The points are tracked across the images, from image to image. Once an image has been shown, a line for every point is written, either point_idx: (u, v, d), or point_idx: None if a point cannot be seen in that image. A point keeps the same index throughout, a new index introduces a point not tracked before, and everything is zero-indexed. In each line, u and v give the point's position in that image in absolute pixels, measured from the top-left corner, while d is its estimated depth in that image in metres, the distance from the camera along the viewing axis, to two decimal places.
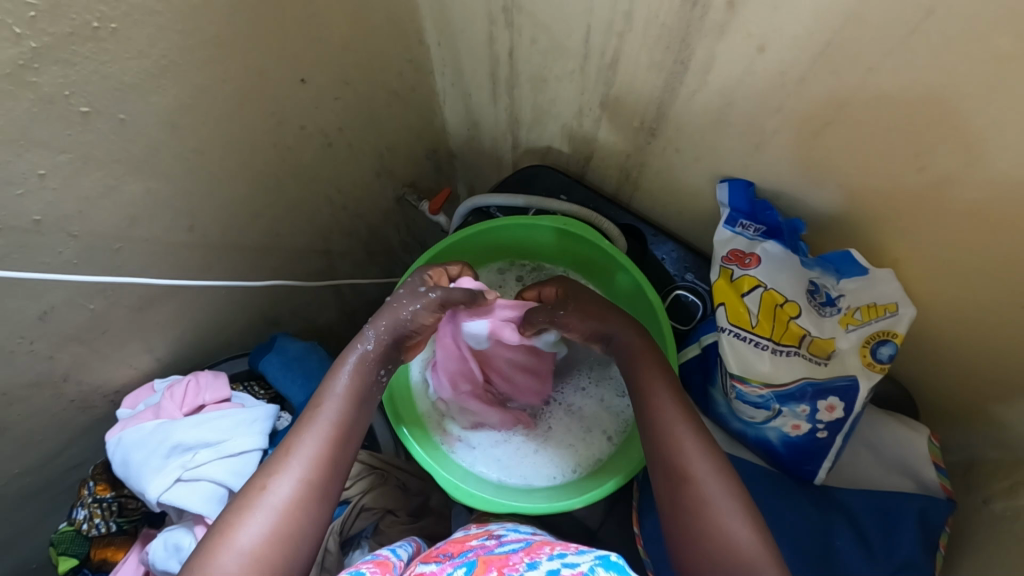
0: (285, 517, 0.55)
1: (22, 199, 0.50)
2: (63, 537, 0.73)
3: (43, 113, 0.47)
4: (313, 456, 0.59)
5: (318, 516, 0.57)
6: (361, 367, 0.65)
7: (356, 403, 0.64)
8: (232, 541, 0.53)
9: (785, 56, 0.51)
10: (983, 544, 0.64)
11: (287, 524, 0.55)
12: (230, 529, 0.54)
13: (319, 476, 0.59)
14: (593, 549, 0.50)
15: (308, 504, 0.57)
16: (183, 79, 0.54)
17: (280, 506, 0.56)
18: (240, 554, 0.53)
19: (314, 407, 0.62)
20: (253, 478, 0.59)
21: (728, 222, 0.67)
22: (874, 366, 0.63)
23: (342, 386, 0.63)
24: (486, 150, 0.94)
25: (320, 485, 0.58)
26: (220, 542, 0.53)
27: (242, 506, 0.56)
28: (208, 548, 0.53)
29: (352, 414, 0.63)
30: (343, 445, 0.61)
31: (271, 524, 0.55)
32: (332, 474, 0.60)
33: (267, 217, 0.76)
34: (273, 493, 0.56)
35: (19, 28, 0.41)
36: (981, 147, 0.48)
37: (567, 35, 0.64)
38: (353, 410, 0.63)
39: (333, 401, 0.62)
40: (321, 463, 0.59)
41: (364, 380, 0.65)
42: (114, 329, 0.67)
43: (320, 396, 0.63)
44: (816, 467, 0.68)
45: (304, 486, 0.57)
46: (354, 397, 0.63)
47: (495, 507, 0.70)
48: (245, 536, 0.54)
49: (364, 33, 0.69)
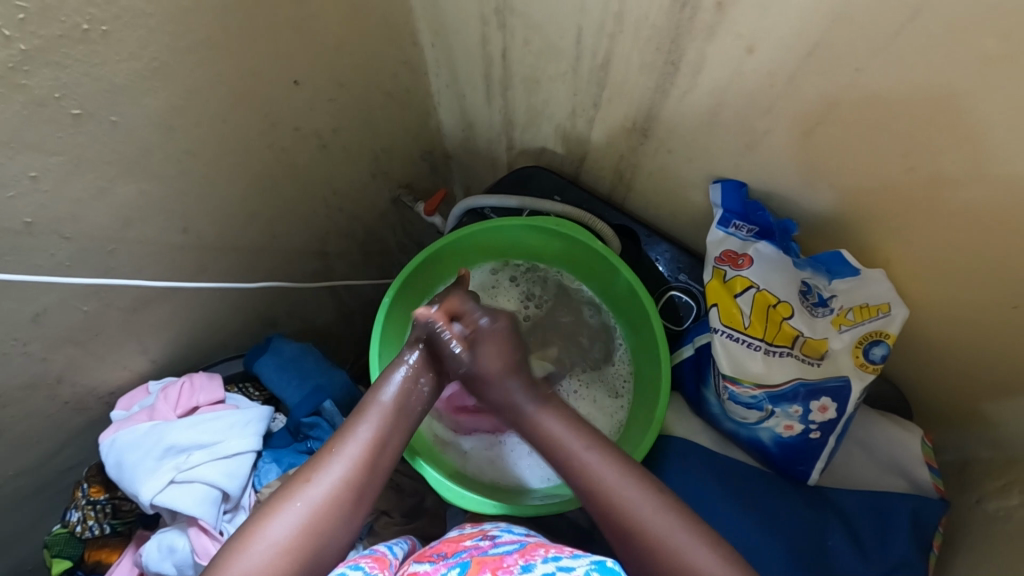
0: (317, 514, 0.57)
1: (13, 201, 0.50)
2: (57, 539, 0.73)
3: (35, 115, 0.47)
4: (354, 458, 0.60)
5: (348, 518, 0.59)
6: (409, 376, 0.66)
7: (400, 411, 0.65)
8: (265, 531, 0.55)
9: (775, 56, 0.51)
10: (977, 543, 0.64)
11: (319, 521, 0.57)
12: (266, 518, 0.56)
13: (357, 478, 0.60)
14: (589, 554, 0.51)
15: (342, 504, 0.59)
16: (175, 81, 0.54)
17: (315, 502, 0.57)
18: (271, 544, 0.55)
19: (361, 411, 0.64)
20: (299, 469, 0.60)
21: (721, 223, 0.67)
22: (867, 367, 0.63)
23: (389, 393, 0.65)
24: (482, 151, 0.94)
25: (356, 487, 0.60)
26: (257, 530, 0.55)
27: (280, 497, 0.58)
28: (244, 533, 0.56)
29: (394, 423, 0.64)
30: (383, 450, 0.62)
31: (303, 519, 0.57)
32: (370, 479, 0.61)
33: (261, 219, 0.76)
34: (312, 488, 0.58)
35: (9, 30, 0.41)
36: (970, 147, 0.48)
37: (560, 36, 0.64)
38: (396, 417, 0.64)
39: (377, 408, 0.64)
40: (360, 466, 0.60)
41: (410, 390, 0.66)
42: (107, 330, 0.67)
43: (368, 400, 0.64)
44: (810, 468, 0.68)
45: (341, 487, 0.59)
46: (397, 406, 0.64)
47: (488, 509, 0.70)
48: (278, 528, 0.56)
49: (358, 34, 0.70)
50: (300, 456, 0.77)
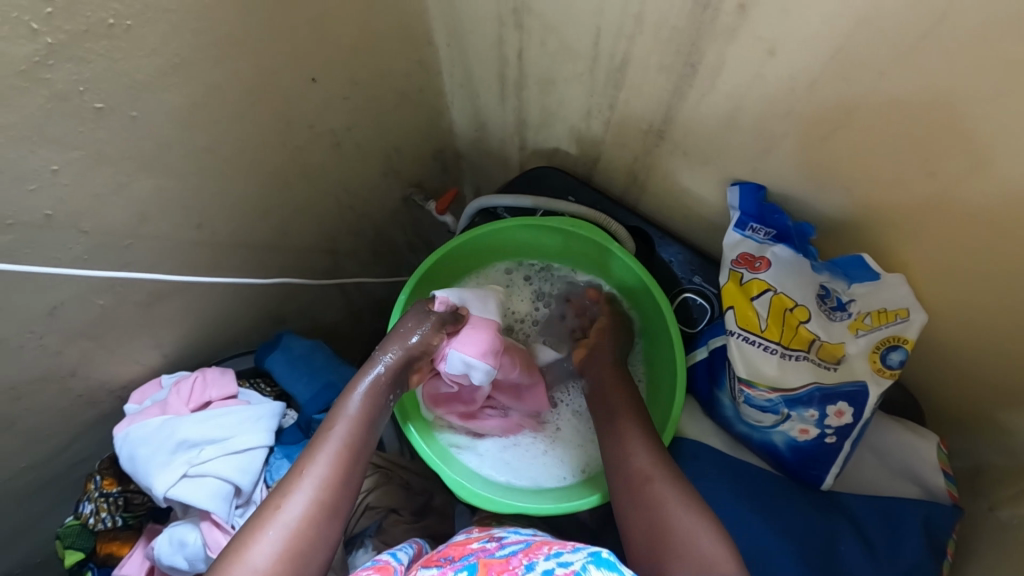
0: (296, 534, 0.57)
1: (33, 194, 0.50)
2: (69, 531, 0.73)
3: (57, 110, 0.47)
4: (324, 476, 0.61)
5: (328, 534, 0.59)
6: (372, 391, 0.68)
7: (367, 424, 0.66)
8: (245, 560, 0.55)
9: (795, 59, 0.51)
10: (988, 550, 0.64)
11: (297, 542, 0.57)
12: (245, 546, 0.56)
13: (330, 496, 0.60)
14: (587, 547, 0.51)
15: (319, 522, 0.59)
16: (196, 76, 0.55)
17: (292, 525, 0.57)
18: (254, 571, 0.54)
19: (326, 429, 0.65)
20: (267, 497, 0.60)
21: (738, 225, 0.67)
22: (885, 372, 0.63)
23: (354, 408, 0.66)
24: (494, 151, 0.94)
25: (331, 503, 0.60)
26: (236, 560, 0.55)
27: (255, 524, 0.57)
28: (223, 566, 0.55)
29: (363, 436, 0.65)
30: (353, 465, 0.63)
31: (283, 542, 0.56)
32: (344, 492, 0.61)
33: (275, 216, 0.76)
34: (285, 511, 0.58)
35: (35, 25, 0.42)
36: (990, 155, 0.48)
37: (577, 38, 0.64)
38: (363, 431, 0.66)
39: (344, 423, 0.65)
40: (332, 483, 0.61)
41: (374, 404, 0.68)
42: (121, 325, 0.67)
43: (331, 419, 0.66)
44: (823, 472, 0.68)
45: (316, 505, 0.59)
46: (364, 419, 0.66)
47: (501, 508, 0.70)
48: (257, 554, 0.55)
49: (375, 33, 0.70)
50: None
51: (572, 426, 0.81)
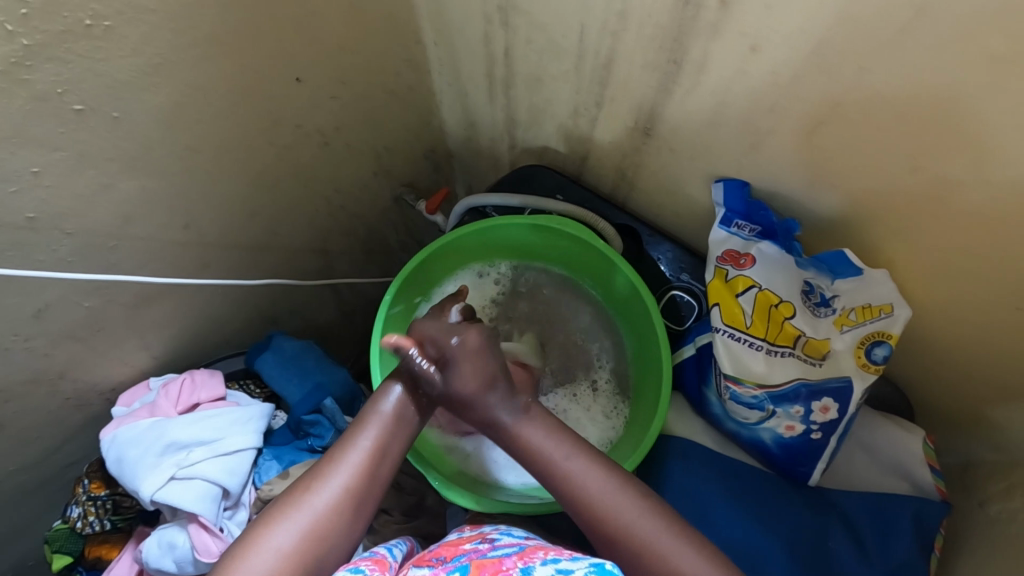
0: (322, 521, 0.57)
1: (15, 196, 0.50)
2: (57, 535, 0.73)
3: (37, 111, 0.47)
4: (357, 467, 0.60)
5: (353, 524, 0.59)
6: (411, 386, 0.66)
7: (401, 420, 0.65)
8: (267, 540, 0.56)
9: (776, 56, 0.51)
10: (977, 545, 0.64)
11: (320, 529, 0.57)
12: (270, 525, 0.57)
13: (360, 487, 0.60)
14: (588, 556, 0.50)
15: (347, 512, 0.59)
16: (178, 77, 0.54)
17: (319, 511, 0.58)
18: (272, 553, 0.55)
19: (362, 421, 0.64)
20: (301, 478, 0.61)
21: (724, 222, 0.67)
22: (869, 367, 0.63)
23: (390, 404, 0.64)
24: (484, 150, 0.94)
25: (358, 496, 0.60)
26: (258, 539, 0.56)
27: (285, 505, 0.58)
28: (247, 541, 0.56)
29: (396, 431, 0.64)
30: (386, 458, 0.62)
31: (306, 527, 0.57)
32: (374, 486, 0.61)
33: (264, 216, 0.76)
34: (314, 497, 0.58)
35: (12, 25, 0.41)
36: (972, 146, 0.48)
37: (562, 35, 0.64)
38: (397, 425, 0.64)
39: (379, 416, 0.64)
40: (363, 475, 0.61)
41: (413, 399, 0.66)
42: (109, 327, 0.67)
43: (367, 411, 0.64)
44: (811, 469, 0.68)
45: (345, 494, 0.59)
46: (399, 415, 0.64)
47: (489, 507, 0.71)
48: (278, 538, 0.56)
49: (361, 31, 0.69)
50: (301, 453, 0.77)
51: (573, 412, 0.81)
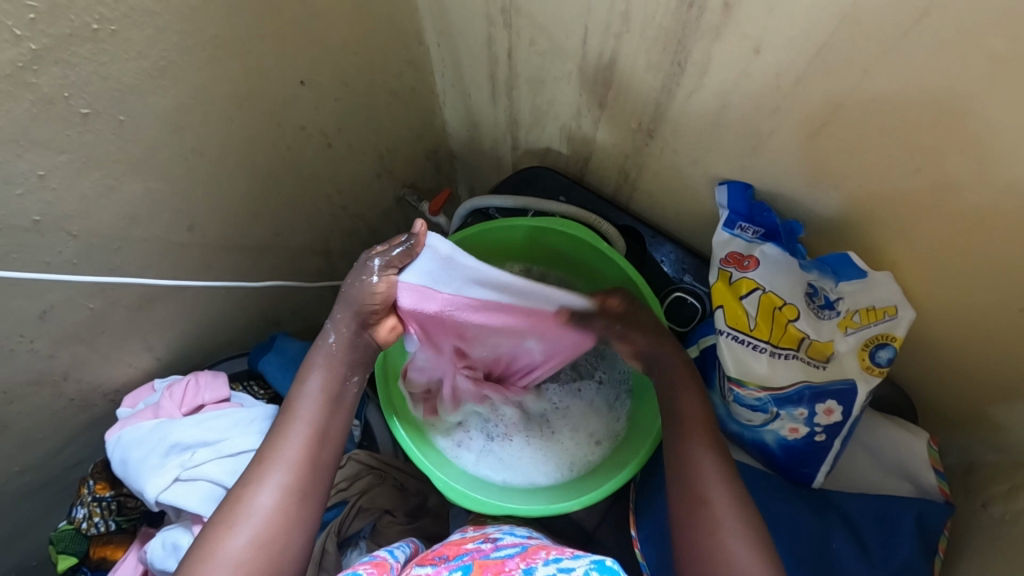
0: (271, 519, 0.57)
1: (21, 198, 0.50)
2: (62, 535, 0.73)
3: (43, 114, 0.47)
4: (292, 460, 0.60)
5: (305, 515, 0.59)
6: (329, 368, 0.64)
7: (330, 405, 0.64)
8: (218, 550, 0.55)
9: (780, 58, 0.51)
10: (981, 546, 0.63)
11: (271, 528, 0.57)
12: (216, 537, 0.56)
13: (302, 479, 0.60)
14: (588, 554, 0.51)
15: (294, 507, 0.59)
16: (182, 80, 0.55)
17: (265, 511, 0.57)
18: (229, 561, 0.54)
19: (288, 412, 0.63)
20: (236, 485, 0.60)
21: (727, 224, 0.67)
22: (874, 370, 0.63)
23: (313, 390, 0.63)
24: (487, 151, 0.94)
25: (302, 488, 0.60)
26: (207, 552, 0.55)
27: (226, 514, 0.57)
28: (196, 560, 0.55)
29: (327, 416, 0.63)
30: (322, 444, 0.62)
31: (256, 530, 0.56)
32: (316, 474, 0.61)
33: (268, 218, 0.76)
34: (255, 500, 0.58)
35: (19, 29, 0.42)
36: (976, 148, 0.48)
37: (565, 37, 0.64)
38: (326, 412, 0.63)
39: (304, 405, 0.63)
40: (302, 465, 0.60)
41: (338, 383, 0.65)
42: (113, 328, 0.67)
43: (290, 402, 0.63)
44: (814, 471, 0.68)
45: (288, 489, 0.59)
46: (327, 401, 0.64)
47: (489, 509, 0.71)
48: (229, 545, 0.55)
49: (364, 33, 0.70)
50: None
51: (577, 404, 0.80)
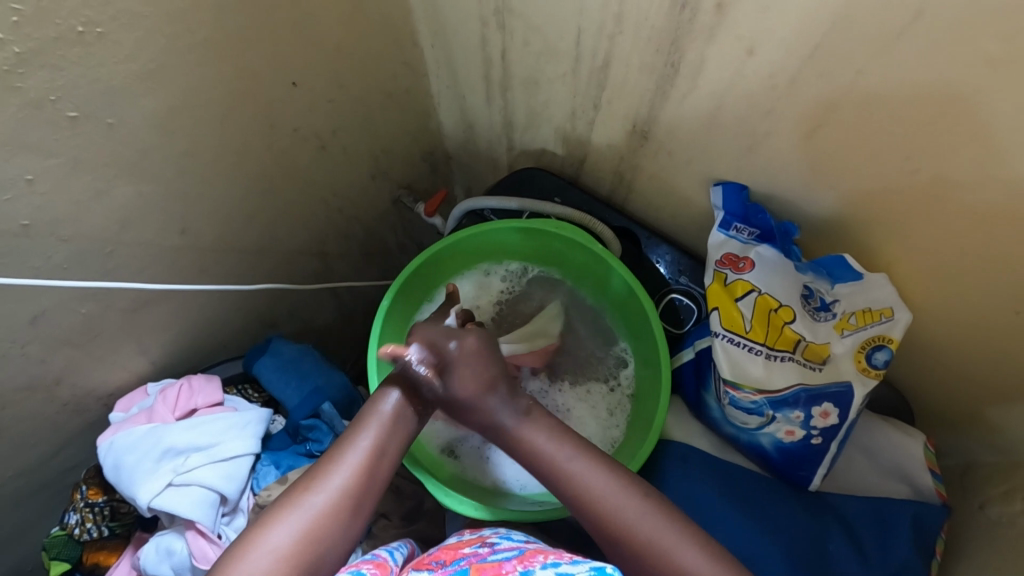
0: (320, 521, 0.53)
1: (9, 203, 0.50)
2: (55, 541, 0.73)
3: (30, 118, 0.47)
4: (356, 465, 0.56)
5: (352, 526, 0.55)
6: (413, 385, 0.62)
7: (401, 421, 0.60)
8: (263, 539, 0.52)
9: (775, 57, 0.51)
10: (978, 548, 0.63)
11: (318, 530, 0.53)
12: (266, 525, 0.53)
13: (359, 489, 0.56)
14: (587, 560, 0.49)
15: (345, 516, 0.55)
16: (171, 83, 0.54)
17: (318, 511, 0.54)
18: (268, 553, 0.51)
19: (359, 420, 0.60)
20: (299, 477, 0.57)
21: (722, 226, 0.66)
22: (870, 372, 0.63)
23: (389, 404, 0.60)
24: (482, 152, 0.93)
25: (357, 497, 0.56)
26: (253, 539, 0.52)
27: (282, 503, 0.54)
28: (240, 543, 0.52)
29: (394, 433, 0.59)
30: (385, 459, 0.58)
31: (304, 526, 0.53)
32: (372, 488, 0.57)
33: (262, 220, 0.76)
34: (312, 496, 0.54)
35: (3, 33, 0.41)
36: (973, 149, 0.48)
37: (559, 37, 0.63)
38: (395, 428, 0.59)
39: (377, 415, 0.59)
40: (363, 474, 0.57)
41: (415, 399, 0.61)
42: (106, 332, 0.66)
43: (365, 412, 0.60)
44: (810, 474, 0.67)
45: (344, 495, 0.55)
46: (398, 416, 0.60)
47: (485, 514, 0.70)
48: (274, 536, 0.52)
49: (357, 34, 0.69)
50: (299, 458, 0.76)
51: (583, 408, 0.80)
